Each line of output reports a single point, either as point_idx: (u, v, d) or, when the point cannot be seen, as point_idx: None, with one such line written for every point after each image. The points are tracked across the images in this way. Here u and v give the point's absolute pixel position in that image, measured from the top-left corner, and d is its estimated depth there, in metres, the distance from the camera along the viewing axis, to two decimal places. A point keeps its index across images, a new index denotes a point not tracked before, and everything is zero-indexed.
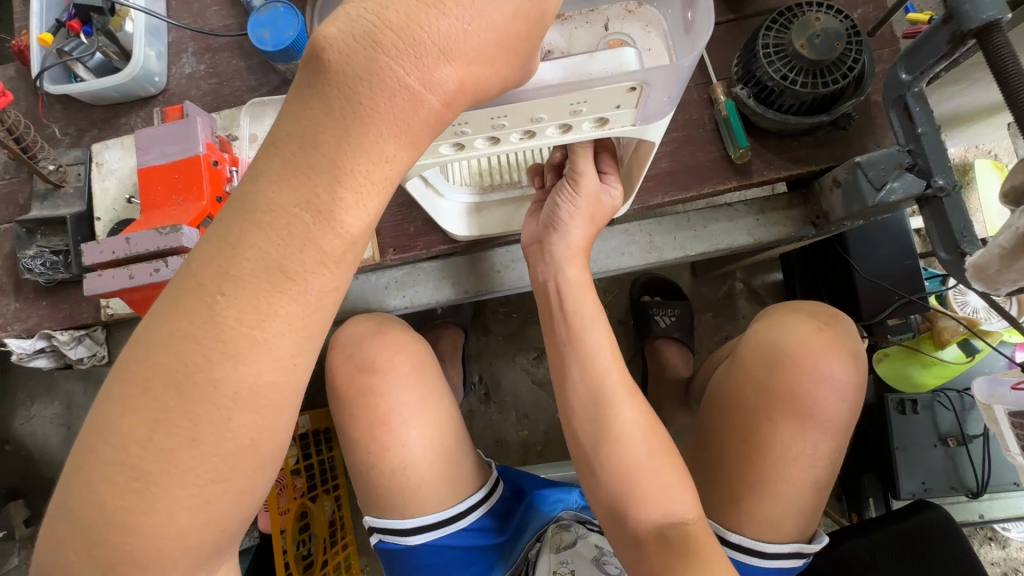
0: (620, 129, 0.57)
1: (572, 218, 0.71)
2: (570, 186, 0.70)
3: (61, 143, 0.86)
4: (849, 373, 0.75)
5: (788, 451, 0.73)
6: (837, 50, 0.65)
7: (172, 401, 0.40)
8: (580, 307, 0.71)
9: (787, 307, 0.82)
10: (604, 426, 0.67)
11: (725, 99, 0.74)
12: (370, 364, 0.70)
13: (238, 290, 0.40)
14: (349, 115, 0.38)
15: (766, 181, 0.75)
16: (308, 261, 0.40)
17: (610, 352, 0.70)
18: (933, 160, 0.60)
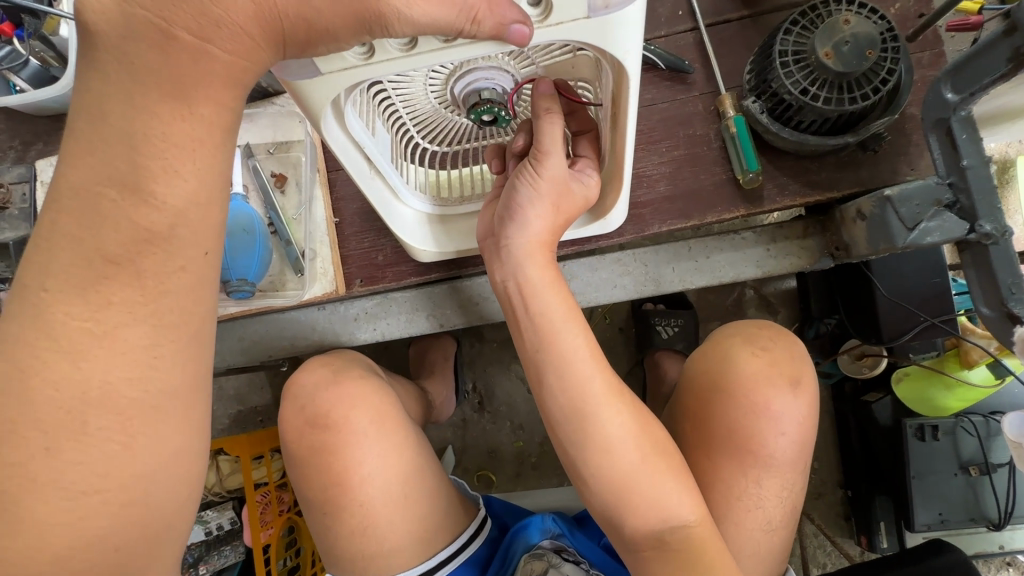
0: (572, 26, 0.37)
1: (532, 205, 0.56)
2: (532, 166, 0.54)
3: (7, 158, 0.79)
4: (793, 402, 0.66)
5: (733, 490, 0.66)
6: (868, 60, 0.55)
7: (56, 362, 0.37)
8: (549, 306, 0.58)
9: (726, 329, 0.74)
10: (589, 438, 0.57)
11: (734, 113, 0.64)
12: (321, 418, 0.65)
13: (123, 221, 0.37)
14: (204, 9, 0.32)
15: (780, 209, 0.66)
16: (170, 148, 0.37)
17: (588, 355, 0.58)
18: (979, 199, 0.51)
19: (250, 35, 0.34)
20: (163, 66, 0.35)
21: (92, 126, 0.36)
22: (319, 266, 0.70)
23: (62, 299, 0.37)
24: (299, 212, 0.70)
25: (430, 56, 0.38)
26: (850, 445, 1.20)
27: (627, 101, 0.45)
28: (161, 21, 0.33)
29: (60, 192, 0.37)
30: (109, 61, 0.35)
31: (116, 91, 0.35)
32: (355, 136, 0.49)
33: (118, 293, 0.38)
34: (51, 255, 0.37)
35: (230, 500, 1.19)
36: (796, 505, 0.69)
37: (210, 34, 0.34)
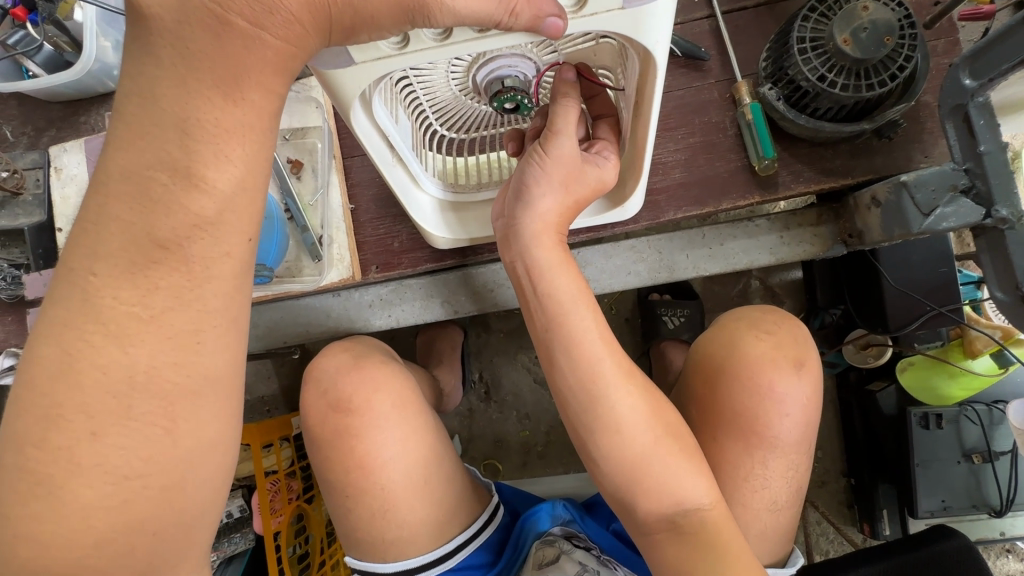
0: (604, 16, 0.38)
1: (538, 185, 0.56)
2: (541, 145, 0.54)
3: (19, 144, 0.79)
4: (795, 383, 0.67)
5: (739, 470, 0.67)
6: (886, 47, 0.55)
7: (99, 343, 0.38)
8: (557, 288, 0.58)
9: (729, 316, 0.74)
10: (599, 419, 0.57)
11: (750, 100, 0.65)
12: (343, 402, 0.66)
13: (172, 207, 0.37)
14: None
15: (794, 196, 0.67)
16: (213, 133, 0.37)
17: (598, 337, 0.58)
18: (997, 184, 0.51)
19: (301, 23, 0.35)
20: (206, 50, 0.35)
21: (134, 111, 0.36)
22: (335, 252, 0.71)
23: (112, 282, 0.38)
24: (316, 198, 0.71)
25: (464, 44, 0.38)
26: (854, 432, 1.22)
27: (652, 91, 0.46)
28: (215, 6, 0.34)
29: (99, 177, 0.37)
30: (152, 45, 0.35)
31: (162, 75, 0.35)
32: (381, 125, 0.49)
33: (164, 277, 0.38)
34: (94, 238, 0.38)
35: (239, 488, 1.20)
36: (802, 487, 0.70)
37: (264, 21, 0.34)
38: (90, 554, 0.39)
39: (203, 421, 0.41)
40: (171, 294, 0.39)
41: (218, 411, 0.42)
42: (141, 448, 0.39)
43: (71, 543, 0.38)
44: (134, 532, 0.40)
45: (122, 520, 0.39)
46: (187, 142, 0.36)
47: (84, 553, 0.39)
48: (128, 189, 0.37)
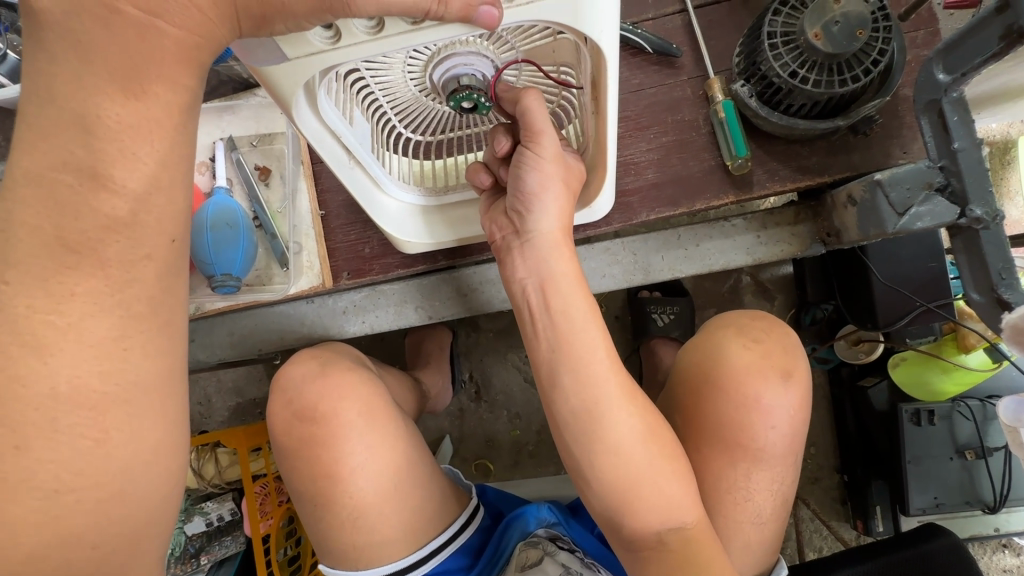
0: (541, 5, 0.37)
1: (544, 189, 0.55)
2: (530, 149, 0.53)
3: None
4: (783, 392, 0.65)
5: (723, 483, 0.66)
6: (859, 41, 0.53)
7: (20, 352, 0.37)
8: (569, 303, 0.57)
9: (718, 322, 0.72)
10: (597, 438, 0.56)
11: (722, 97, 0.63)
12: (310, 412, 0.63)
13: (92, 217, 0.38)
14: None
15: (769, 195, 0.65)
16: (115, 136, 0.36)
17: (604, 356, 0.57)
18: (970, 183, 0.50)
19: (200, 9, 0.34)
20: (99, 41, 0.34)
21: (36, 113, 0.36)
22: (305, 259, 0.70)
23: (25, 290, 0.37)
24: (284, 205, 0.70)
25: (399, 38, 0.37)
26: (847, 429, 1.20)
27: (607, 86, 0.45)
28: None
29: (11, 176, 0.37)
30: (46, 42, 0.34)
31: (63, 76, 0.35)
32: (331, 125, 0.49)
33: (79, 284, 0.38)
34: (8, 247, 0.37)
35: (229, 491, 1.21)
36: (788, 497, 0.69)
37: (159, 8, 0.34)
38: (25, 557, 0.38)
39: (131, 420, 0.41)
40: (87, 303, 0.39)
41: (155, 418, 0.42)
42: (65, 450, 0.39)
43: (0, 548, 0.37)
44: (67, 537, 0.39)
45: (58, 521, 0.39)
46: (93, 142, 0.36)
47: (21, 558, 0.38)
48: (37, 193, 0.37)
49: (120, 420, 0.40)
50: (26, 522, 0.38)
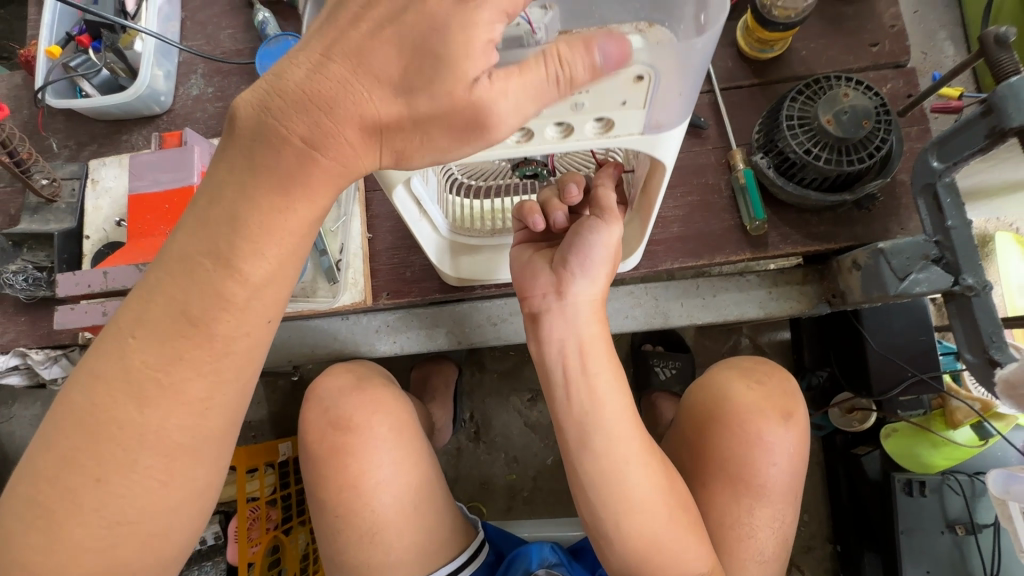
0: (626, 139, 0.45)
1: (601, 260, 0.60)
2: (599, 220, 0.59)
3: (58, 156, 0.84)
4: (783, 433, 0.69)
5: (726, 519, 0.68)
6: (864, 128, 0.62)
7: (120, 393, 0.42)
8: (601, 368, 0.60)
9: (725, 363, 0.76)
10: (619, 498, 0.59)
11: (743, 166, 0.71)
12: (343, 420, 0.66)
13: (207, 299, 0.42)
14: (315, 125, 0.37)
15: (782, 255, 0.72)
16: (254, 231, 0.41)
17: (629, 417, 0.60)
18: (962, 257, 0.57)
19: (353, 147, 0.38)
20: (268, 162, 0.39)
21: (202, 206, 0.42)
22: (350, 276, 0.74)
23: (142, 347, 0.42)
24: (338, 224, 0.75)
25: (507, 150, 0.45)
26: (840, 497, 1.22)
27: (659, 183, 0.53)
28: (283, 129, 0.38)
29: (164, 254, 0.43)
30: (231, 152, 0.40)
31: (233, 183, 0.40)
32: (417, 194, 0.55)
33: (189, 350, 0.42)
34: (145, 309, 0.42)
35: (217, 514, 1.19)
36: (789, 537, 0.70)
37: (320, 144, 0.38)
38: (112, 519, 0.43)
39: (200, 438, 0.44)
40: (191, 365, 0.43)
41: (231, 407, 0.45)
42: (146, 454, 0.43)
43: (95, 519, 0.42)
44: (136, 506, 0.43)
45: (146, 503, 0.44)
46: (233, 238, 0.41)
47: (95, 547, 0.43)
48: (177, 269, 0.42)
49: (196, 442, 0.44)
50: (107, 516, 0.43)
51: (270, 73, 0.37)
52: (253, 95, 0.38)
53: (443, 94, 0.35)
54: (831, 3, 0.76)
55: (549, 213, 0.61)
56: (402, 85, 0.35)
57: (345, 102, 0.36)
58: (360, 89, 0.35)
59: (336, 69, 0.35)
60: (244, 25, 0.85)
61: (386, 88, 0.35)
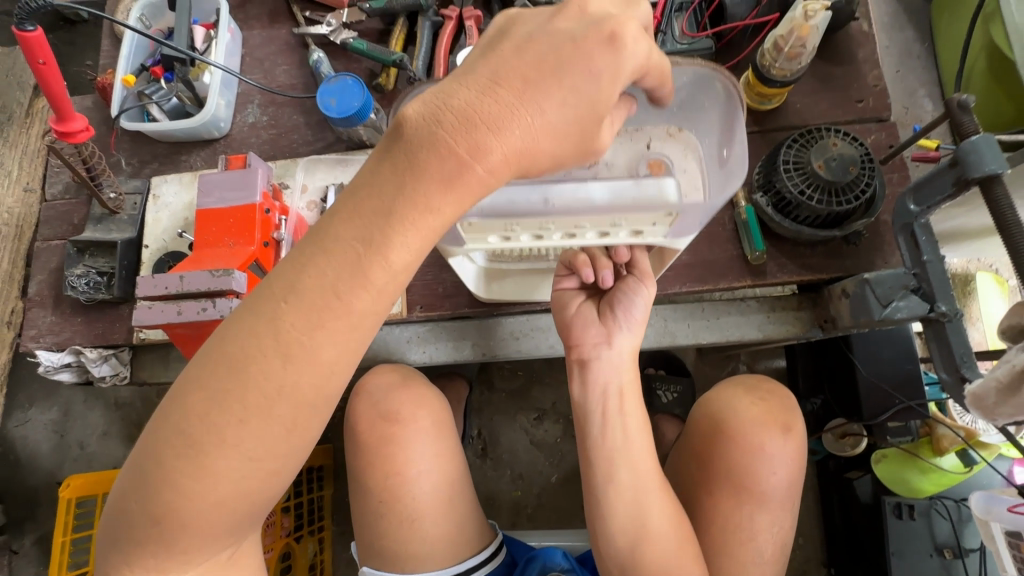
0: (654, 241, 0.55)
1: (640, 312, 0.71)
2: (639, 279, 0.71)
3: (123, 172, 0.92)
4: (785, 445, 0.75)
5: (731, 523, 0.73)
6: (851, 174, 0.71)
7: (263, 352, 0.43)
8: (630, 426, 0.68)
9: (732, 381, 0.84)
10: (638, 528, 0.66)
11: (745, 204, 0.80)
12: (392, 414, 0.73)
13: (348, 282, 0.42)
14: (482, 135, 0.40)
15: (779, 283, 0.80)
16: (399, 231, 0.42)
17: (649, 458, 0.69)
18: (937, 286, 0.64)
19: (508, 162, 0.41)
20: (429, 164, 0.40)
21: (352, 199, 0.42)
22: None
23: (293, 313, 0.42)
24: None
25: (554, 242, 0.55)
26: (834, 521, 1.27)
27: (672, 256, 0.66)
28: (450, 141, 0.40)
29: (315, 235, 0.43)
30: (392, 154, 0.41)
31: (378, 189, 0.42)
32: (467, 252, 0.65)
33: (330, 322, 0.43)
34: (298, 276, 0.43)
35: None
36: (787, 543, 0.75)
37: (480, 158, 0.40)
38: None
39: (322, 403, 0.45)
40: (333, 334, 0.43)
41: None
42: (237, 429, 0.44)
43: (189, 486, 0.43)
44: None
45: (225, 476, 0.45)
46: (389, 228, 0.41)
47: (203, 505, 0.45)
48: (330, 245, 0.42)
49: (316, 406, 0.45)
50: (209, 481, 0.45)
51: (439, 94, 0.41)
52: (424, 109, 0.41)
53: (589, 111, 0.42)
54: (821, 64, 0.86)
55: (595, 269, 0.70)
56: (564, 114, 0.42)
57: (514, 122, 0.41)
58: (529, 113, 0.41)
59: (507, 95, 0.41)
60: (299, 63, 0.95)
61: (546, 115, 0.41)
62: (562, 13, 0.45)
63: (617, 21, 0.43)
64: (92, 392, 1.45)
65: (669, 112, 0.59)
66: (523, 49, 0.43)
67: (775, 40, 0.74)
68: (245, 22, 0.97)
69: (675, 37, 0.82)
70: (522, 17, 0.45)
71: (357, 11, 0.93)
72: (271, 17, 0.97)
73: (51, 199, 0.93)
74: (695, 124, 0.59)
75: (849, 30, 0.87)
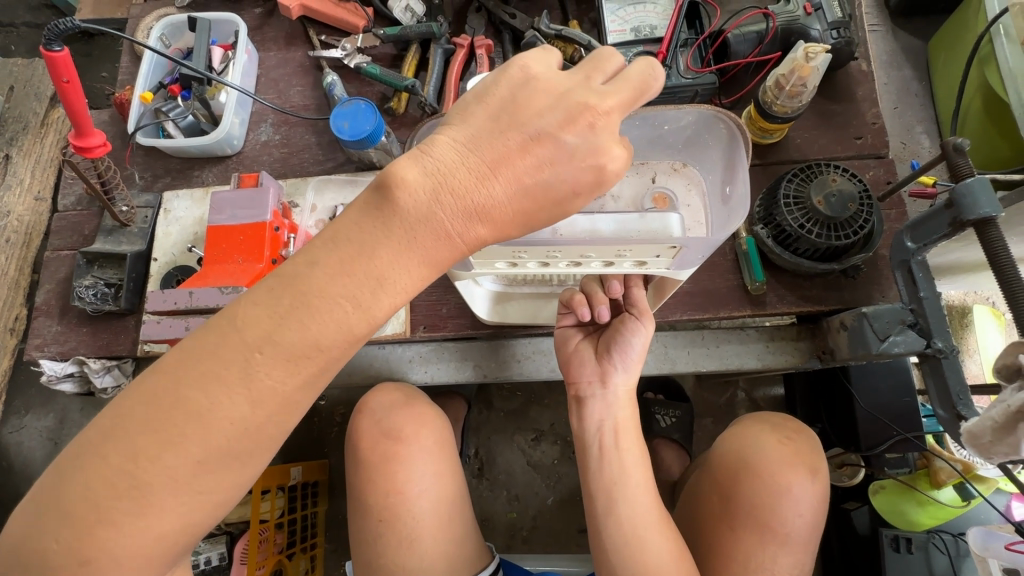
0: (656, 270, 0.56)
1: (637, 352, 0.71)
2: (635, 317, 0.70)
3: (136, 185, 0.94)
4: (810, 488, 0.74)
5: (748, 562, 0.72)
6: (850, 210, 0.73)
7: (223, 392, 0.42)
8: (631, 451, 0.69)
9: (755, 418, 0.84)
10: (637, 557, 0.66)
11: (746, 235, 0.82)
12: (394, 432, 0.73)
13: (332, 329, 0.43)
14: (467, 218, 0.42)
15: (779, 313, 0.81)
16: (385, 295, 0.44)
17: (646, 485, 0.69)
18: (934, 323, 0.66)
19: (484, 240, 0.44)
20: (418, 238, 0.43)
21: (343, 250, 0.42)
22: (393, 310, 0.83)
23: (270, 363, 0.42)
24: None
25: (560, 269, 0.56)
26: (831, 553, 1.26)
27: (673, 285, 0.66)
28: (439, 217, 0.42)
29: (299, 284, 0.42)
30: (389, 218, 0.42)
31: (370, 247, 0.43)
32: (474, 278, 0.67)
33: (307, 369, 0.43)
34: (270, 324, 0.42)
35: (224, 534, 1.21)
36: None
37: (463, 235, 0.43)
38: None
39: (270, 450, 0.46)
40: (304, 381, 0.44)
41: None
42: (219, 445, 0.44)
43: (162, 506, 0.42)
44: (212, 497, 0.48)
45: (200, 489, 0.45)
46: (377, 292, 0.43)
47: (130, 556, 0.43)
48: (308, 300, 0.42)
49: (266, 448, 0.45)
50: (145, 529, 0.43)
51: (439, 166, 0.42)
52: (425, 180, 0.42)
53: (558, 208, 0.44)
54: (822, 101, 0.89)
55: (593, 306, 0.70)
56: (533, 220, 0.44)
57: (495, 211, 0.43)
58: (506, 213, 0.43)
59: (498, 184, 0.42)
60: (313, 85, 0.97)
61: (518, 216, 0.43)
62: (575, 115, 0.43)
63: (606, 152, 0.43)
64: (89, 401, 1.45)
65: (674, 148, 0.62)
66: (523, 146, 0.42)
67: (776, 79, 0.77)
68: (262, 44, 1.00)
69: (679, 72, 0.84)
70: (542, 93, 0.44)
71: (371, 36, 0.96)
72: (287, 40, 1.00)
73: (64, 210, 0.94)
74: (700, 160, 0.63)
75: (849, 70, 0.89)
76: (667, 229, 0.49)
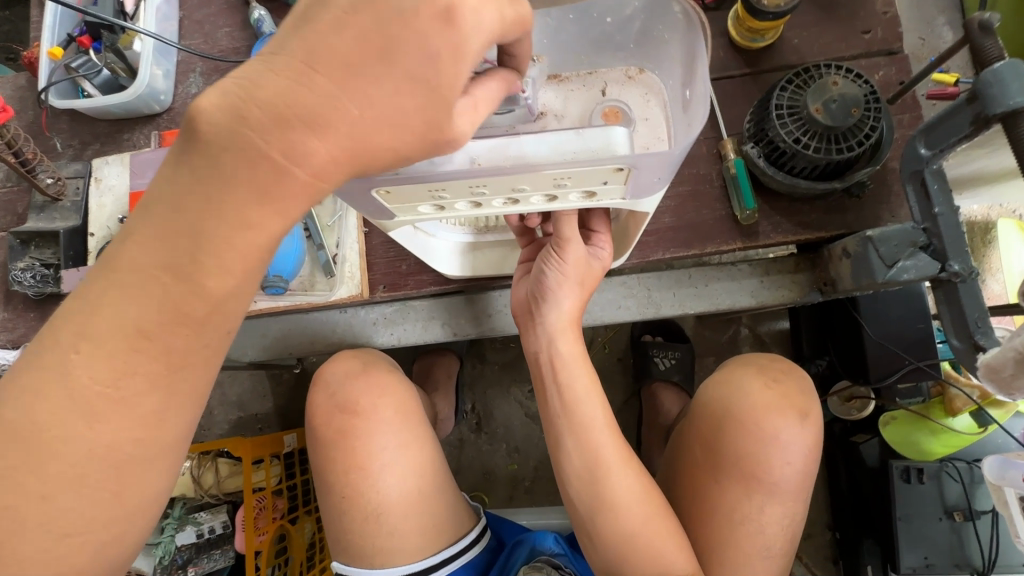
0: (610, 201, 0.48)
1: (560, 286, 0.66)
2: (555, 252, 0.64)
3: (63, 155, 0.86)
4: (800, 433, 0.68)
5: (735, 513, 0.68)
6: (853, 117, 0.62)
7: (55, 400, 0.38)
8: (575, 380, 0.66)
9: (740, 360, 0.77)
10: (597, 495, 0.64)
11: (734, 156, 0.72)
12: (349, 405, 0.69)
13: (157, 311, 0.38)
14: (297, 131, 0.34)
15: (773, 244, 0.72)
16: (219, 258, 0.38)
17: (607, 425, 0.65)
18: (949, 242, 0.57)
19: (335, 163, 0.36)
20: (243, 174, 0.35)
21: (153, 220, 0.37)
22: (347, 270, 0.75)
23: (89, 363, 0.38)
24: (335, 219, 0.78)
25: (493, 210, 0.49)
26: (839, 484, 1.23)
27: (640, 224, 0.61)
28: (262, 142, 0.35)
29: (114, 262, 0.38)
30: (194, 162, 0.36)
31: (191, 195, 0.36)
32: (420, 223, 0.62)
33: (141, 364, 0.39)
34: (91, 320, 0.38)
35: (224, 504, 1.22)
36: (796, 534, 0.70)
37: (298, 159, 0.35)
38: None
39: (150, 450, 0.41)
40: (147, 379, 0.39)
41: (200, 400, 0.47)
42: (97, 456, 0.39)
43: None
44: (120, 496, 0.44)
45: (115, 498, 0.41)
46: (208, 249, 0.37)
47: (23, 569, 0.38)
48: (126, 284, 0.38)
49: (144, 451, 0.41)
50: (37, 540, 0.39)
51: (239, 80, 0.34)
52: (223, 103, 0.34)
53: (423, 98, 0.35)
54: None
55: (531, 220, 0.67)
56: (385, 116, 0.35)
57: (332, 113, 0.34)
58: (346, 116, 0.35)
59: (323, 81, 0.34)
60: (241, 23, 0.86)
61: (376, 116, 0.35)
62: None
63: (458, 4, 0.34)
64: None
65: (625, 49, 0.55)
66: (342, 25, 0.34)
67: None
68: None
69: None
70: None
71: None
72: None
73: None
74: (658, 62, 0.54)
75: None
76: (611, 145, 0.41)
